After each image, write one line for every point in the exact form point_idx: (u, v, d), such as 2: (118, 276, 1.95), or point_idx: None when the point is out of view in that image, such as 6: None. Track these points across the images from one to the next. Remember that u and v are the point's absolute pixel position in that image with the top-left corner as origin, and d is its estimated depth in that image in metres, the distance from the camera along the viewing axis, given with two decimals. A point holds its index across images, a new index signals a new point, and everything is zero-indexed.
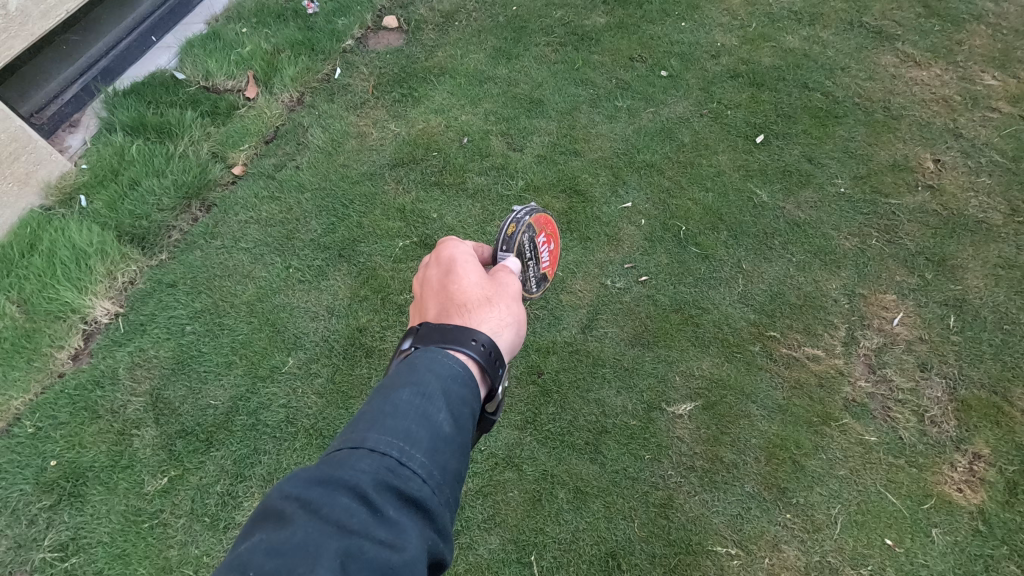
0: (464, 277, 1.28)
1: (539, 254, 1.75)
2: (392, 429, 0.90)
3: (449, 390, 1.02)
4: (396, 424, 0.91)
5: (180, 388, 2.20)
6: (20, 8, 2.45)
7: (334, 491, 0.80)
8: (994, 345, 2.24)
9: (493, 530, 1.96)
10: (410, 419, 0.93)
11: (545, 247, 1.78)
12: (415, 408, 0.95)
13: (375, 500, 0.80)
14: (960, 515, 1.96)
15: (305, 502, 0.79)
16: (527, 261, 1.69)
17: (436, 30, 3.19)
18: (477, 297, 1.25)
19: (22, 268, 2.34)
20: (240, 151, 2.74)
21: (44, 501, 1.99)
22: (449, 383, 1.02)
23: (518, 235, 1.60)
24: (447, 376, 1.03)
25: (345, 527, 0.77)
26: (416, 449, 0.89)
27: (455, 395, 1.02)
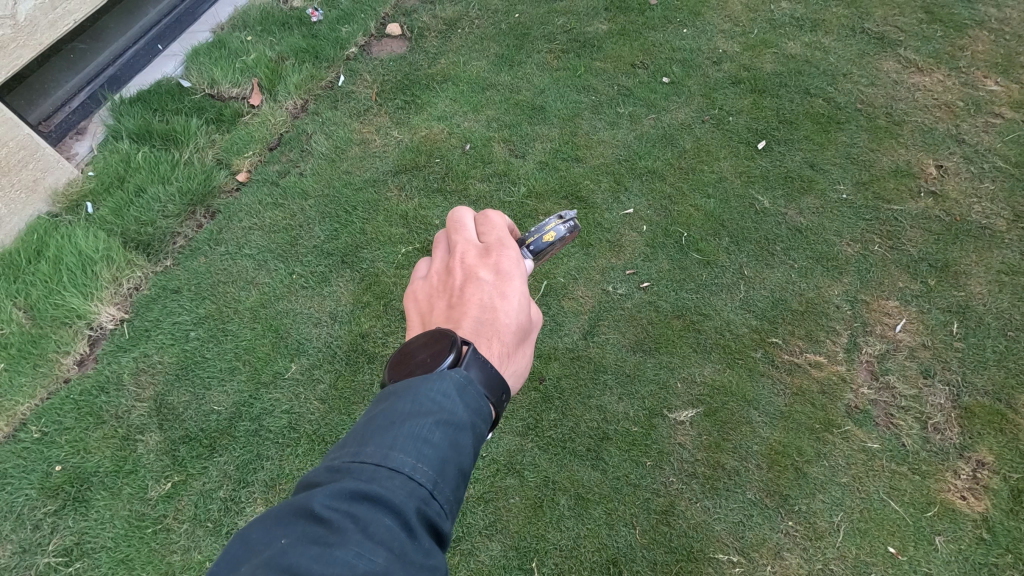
0: (510, 305, 1.16)
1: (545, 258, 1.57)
2: (430, 452, 0.84)
3: (480, 420, 0.96)
4: (433, 446, 0.86)
5: (184, 393, 2.22)
6: (29, 18, 2.49)
7: (379, 512, 0.75)
8: (997, 352, 2.23)
9: (495, 537, 1.96)
10: (446, 442, 0.87)
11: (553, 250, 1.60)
12: (451, 431, 0.89)
13: (415, 528, 0.76)
14: (963, 523, 1.95)
15: (348, 519, 0.74)
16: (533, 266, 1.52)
17: (439, 38, 3.21)
18: (517, 332, 1.16)
19: (28, 274, 2.37)
20: (244, 158, 2.77)
21: (49, 506, 2.01)
22: (485, 407, 0.98)
23: (552, 250, 1.43)
24: (480, 400, 0.98)
25: (389, 555, 0.72)
26: (450, 478, 0.84)
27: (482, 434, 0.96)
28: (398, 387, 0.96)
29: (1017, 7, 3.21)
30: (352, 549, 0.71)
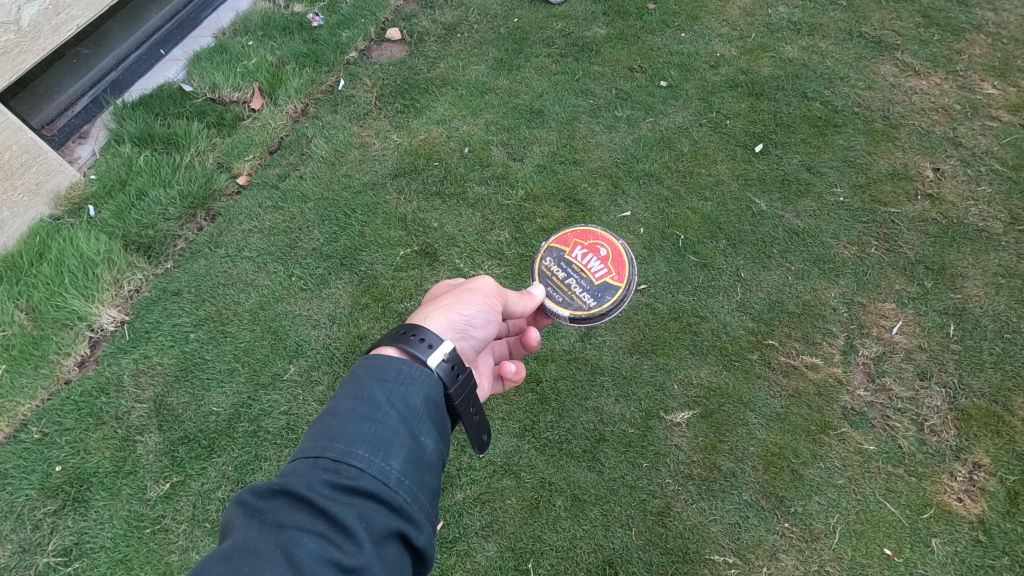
0: (436, 289, 1.61)
1: (582, 267, 1.90)
2: (332, 434, 1.06)
3: (390, 385, 1.15)
4: (335, 429, 1.07)
5: (184, 395, 2.23)
6: (33, 24, 2.51)
7: (279, 499, 0.98)
8: (994, 354, 2.23)
9: (491, 538, 1.97)
10: (350, 420, 1.08)
11: (595, 256, 1.91)
12: (354, 411, 1.10)
13: (310, 502, 0.97)
14: (960, 524, 1.95)
15: (256, 510, 0.98)
16: (568, 279, 1.89)
17: (438, 42, 3.24)
18: (437, 298, 1.50)
19: (31, 276, 2.39)
20: (245, 161, 2.79)
21: (49, 506, 2.02)
22: (390, 381, 1.15)
23: (540, 261, 1.94)
24: (387, 374, 1.16)
25: (285, 529, 0.94)
26: (355, 444, 1.04)
27: (392, 386, 1.15)
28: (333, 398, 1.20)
29: (1014, 11, 3.23)
30: (254, 529, 0.95)
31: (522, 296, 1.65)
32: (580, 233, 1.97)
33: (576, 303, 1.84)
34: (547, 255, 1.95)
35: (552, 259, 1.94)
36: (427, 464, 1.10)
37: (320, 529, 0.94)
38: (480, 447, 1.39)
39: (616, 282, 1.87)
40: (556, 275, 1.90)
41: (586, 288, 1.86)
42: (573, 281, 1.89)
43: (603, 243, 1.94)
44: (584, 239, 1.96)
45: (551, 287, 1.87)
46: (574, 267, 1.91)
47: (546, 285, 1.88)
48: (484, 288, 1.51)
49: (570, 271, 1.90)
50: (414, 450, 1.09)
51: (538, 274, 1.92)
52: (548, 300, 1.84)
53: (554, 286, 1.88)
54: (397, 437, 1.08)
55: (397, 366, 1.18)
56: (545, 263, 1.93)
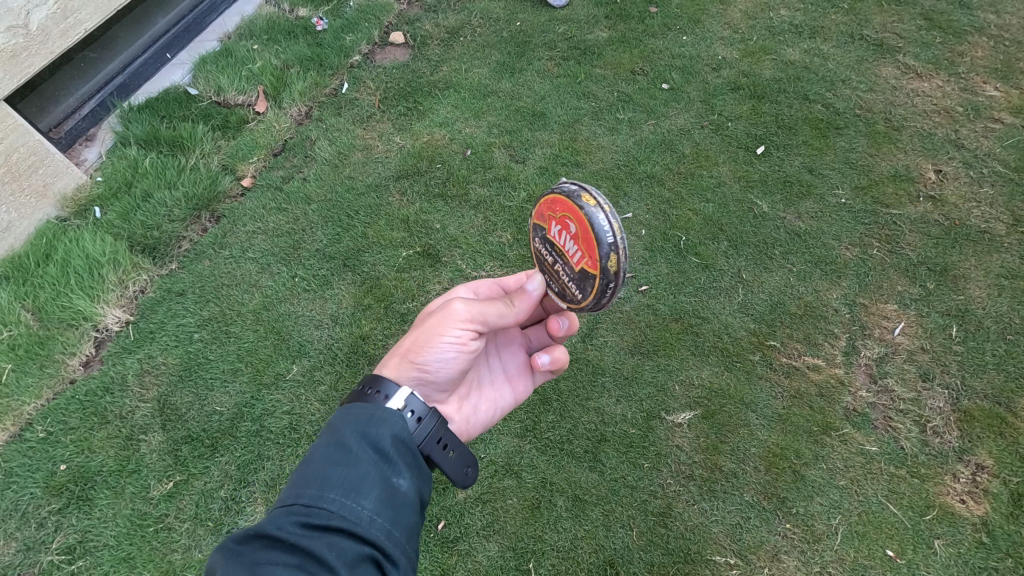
0: (430, 309, 1.57)
1: (562, 251, 1.44)
2: (309, 478, 1.11)
3: (365, 430, 1.19)
4: (312, 473, 1.12)
5: (187, 394, 2.25)
6: (42, 28, 2.55)
7: (258, 539, 1.01)
8: (997, 355, 2.23)
9: (492, 537, 1.97)
10: (326, 464, 1.13)
11: (567, 235, 1.41)
12: (329, 456, 1.14)
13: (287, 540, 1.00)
14: (963, 526, 1.94)
15: (234, 552, 1.01)
16: (557, 267, 1.49)
17: (441, 45, 3.27)
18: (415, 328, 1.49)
19: (37, 277, 2.42)
20: (249, 163, 2.81)
21: (53, 504, 2.03)
22: (364, 425, 1.20)
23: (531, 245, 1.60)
24: (362, 419, 1.22)
25: (264, 565, 0.98)
26: (330, 486, 1.09)
27: (365, 431, 1.19)
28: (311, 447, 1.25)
29: (1016, 14, 3.23)
30: (232, 570, 0.98)
31: (509, 307, 1.44)
32: (551, 200, 1.44)
33: (569, 299, 1.48)
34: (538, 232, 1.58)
35: (539, 240, 1.55)
36: (404, 503, 1.14)
37: (298, 564, 0.98)
38: (464, 484, 1.39)
39: (590, 273, 1.36)
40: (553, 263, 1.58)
41: (567, 283, 1.47)
42: (562, 269, 1.47)
43: (570, 215, 1.38)
44: (555, 209, 1.44)
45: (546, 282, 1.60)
46: (557, 251, 1.47)
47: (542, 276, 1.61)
48: (451, 318, 1.41)
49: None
50: (390, 489, 1.13)
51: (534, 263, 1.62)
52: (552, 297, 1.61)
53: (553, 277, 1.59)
54: (371, 478, 1.12)
55: (371, 411, 1.23)
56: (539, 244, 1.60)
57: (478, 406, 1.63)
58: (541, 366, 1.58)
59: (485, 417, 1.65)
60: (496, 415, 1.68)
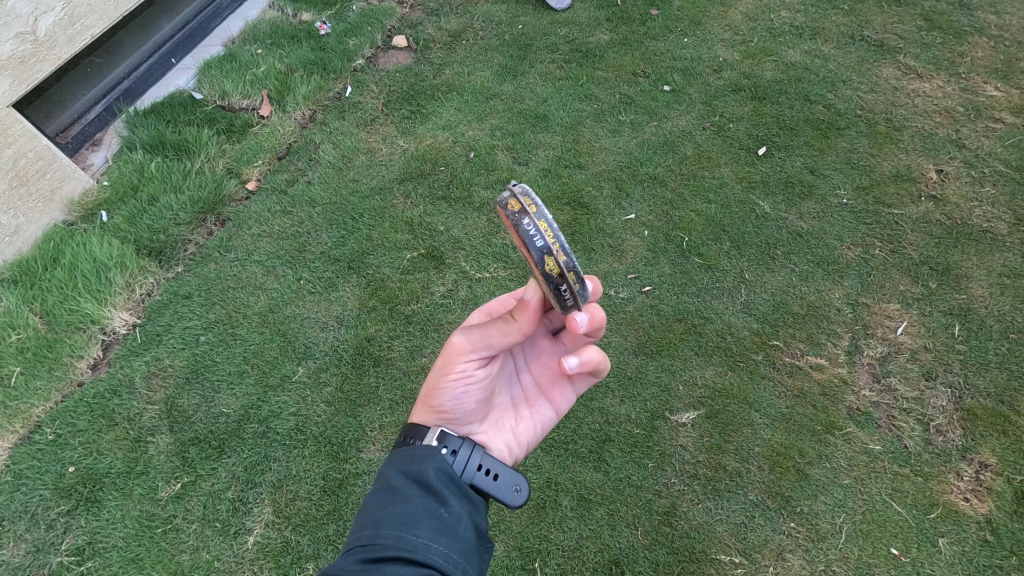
0: None
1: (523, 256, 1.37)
2: (366, 522, 1.18)
3: (407, 468, 1.28)
4: (369, 517, 1.19)
5: (194, 396, 2.27)
6: (49, 34, 2.57)
7: None
8: (1000, 354, 2.23)
9: (498, 537, 1.98)
10: (378, 506, 1.20)
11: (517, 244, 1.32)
12: (380, 499, 1.22)
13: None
14: (968, 525, 1.95)
15: None
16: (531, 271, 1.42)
17: (444, 49, 3.29)
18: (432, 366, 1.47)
19: (45, 281, 2.44)
20: (254, 166, 2.83)
21: (62, 506, 2.05)
22: (406, 465, 1.28)
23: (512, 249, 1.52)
24: (404, 460, 1.30)
25: None
26: (385, 523, 1.15)
27: (407, 468, 1.27)
28: None
29: (1016, 14, 3.24)
30: None
31: (507, 325, 1.32)
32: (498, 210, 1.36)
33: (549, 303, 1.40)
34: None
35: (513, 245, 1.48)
36: (458, 528, 1.18)
37: None
38: (518, 504, 1.32)
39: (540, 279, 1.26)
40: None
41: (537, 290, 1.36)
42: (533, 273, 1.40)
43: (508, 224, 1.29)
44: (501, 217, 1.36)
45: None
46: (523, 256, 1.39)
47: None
48: (451, 351, 1.36)
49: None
50: (441, 516, 1.18)
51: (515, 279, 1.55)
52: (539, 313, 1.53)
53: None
54: (419, 510, 1.17)
55: (412, 452, 1.32)
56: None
57: (517, 428, 1.54)
58: (571, 371, 1.39)
59: (528, 437, 1.56)
60: (541, 433, 1.59)
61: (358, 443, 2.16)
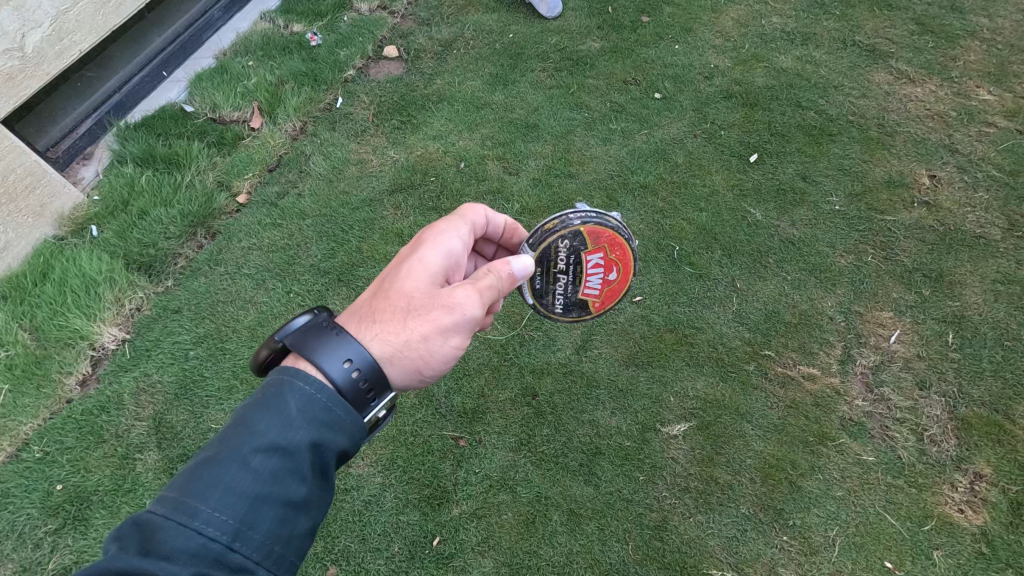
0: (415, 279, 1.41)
1: (584, 275, 1.72)
2: (245, 489, 1.03)
3: (319, 433, 1.13)
4: (250, 483, 1.04)
5: (183, 412, 2.25)
6: (37, 50, 2.58)
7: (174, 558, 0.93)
8: (994, 361, 2.21)
9: (487, 553, 1.96)
10: (267, 477, 1.05)
11: (602, 274, 1.74)
12: (273, 466, 1.06)
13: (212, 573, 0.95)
14: (962, 537, 1.92)
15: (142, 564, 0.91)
16: (558, 272, 1.71)
17: (435, 59, 3.29)
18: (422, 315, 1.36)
19: (34, 296, 2.43)
20: (244, 179, 2.83)
21: (49, 525, 2.04)
22: (319, 431, 1.13)
23: (551, 236, 1.63)
24: (319, 422, 1.14)
25: None
26: (269, 513, 1.03)
27: (320, 435, 1.13)
28: (239, 414, 1.13)
29: (1008, 17, 3.23)
30: None
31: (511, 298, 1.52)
32: (610, 235, 1.67)
33: (545, 298, 1.77)
34: (563, 230, 1.63)
35: (561, 243, 1.65)
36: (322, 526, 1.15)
37: None
38: None
39: (592, 305, 1.81)
40: (554, 264, 1.69)
41: (551, 292, 1.75)
42: (562, 281, 1.73)
43: (622, 265, 1.74)
44: (612, 247, 1.70)
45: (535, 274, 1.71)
46: (574, 269, 1.71)
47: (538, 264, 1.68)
48: (474, 317, 1.39)
49: (571, 268, 1.71)
50: (318, 517, 1.12)
51: (536, 250, 1.65)
52: (528, 286, 1.74)
53: (545, 273, 1.71)
54: (306, 511, 1.09)
55: (331, 413, 1.15)
56: (556, 243, 1.65)
57: None
58: None
59: None
60: None
61: None
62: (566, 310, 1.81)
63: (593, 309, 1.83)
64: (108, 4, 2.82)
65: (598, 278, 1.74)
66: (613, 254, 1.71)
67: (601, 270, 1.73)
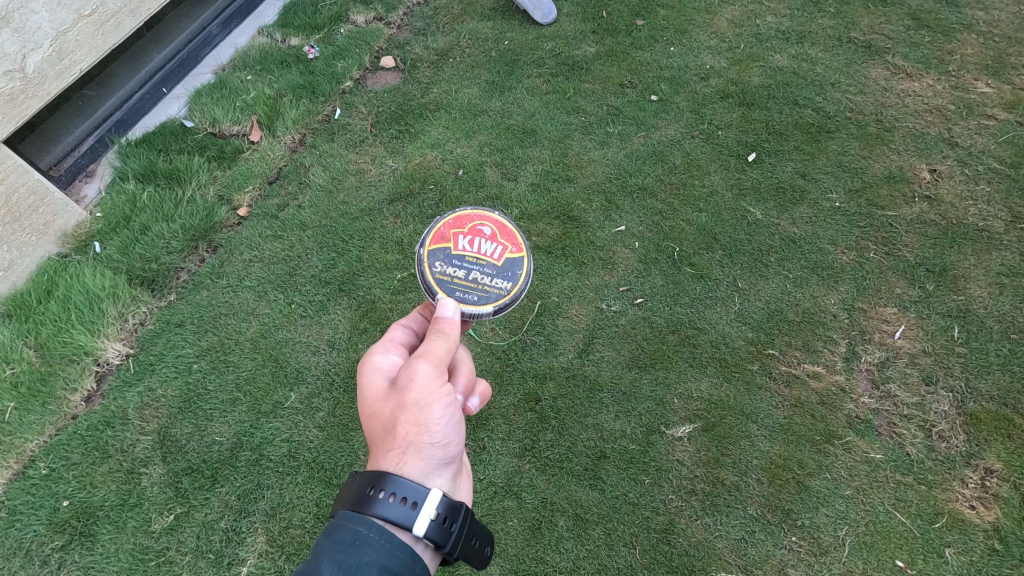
0: (371, 400, 1.39)
1: (474, 252, 1.63)
2: None
3: (349, 555, 1.07)
4: None
5: (187, 425, 2.26)
6: (38, 70, 2.61)
7: None
8: (1001, 355, 2.19)
9: (494, 560, 1.95)
10: None
11: (480, 237, 1.65)
12: None
13: None
14: (974, 534, 1.90)
15: None
16: (469, 273, 1.61)
17: (432, 68, 3.31)
18: (399, 417, 1.29)
19: (38, 313, 2.44)
20: (244, 193, 2.84)
21: (56, 542, 2.04)
22: (344, 547, 1.08)
23: (427, 275, 1.62)
24: (345, 540, 1.10)
25: None
26: None
27: (353, 558, 1.07)
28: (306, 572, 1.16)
29: (1005, 9, 3.22)
30: None
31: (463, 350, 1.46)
32: (450, 223, 1.66)
33: (494, 293, 1.60)
34: (431, 263, 1.63)
35: (438, 267, 1.62)
36: None
37: None
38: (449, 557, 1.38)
39: (514, 256, 1.65)
40: (454, 276, 1.61)
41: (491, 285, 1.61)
42: (474, 272, 1.61)
43: (480, 222, 1.67)
44: (462, 223, 1.66)
45: (458, 293, 1.59)
46: (466, 260, 1.62)
47: (453, 293, 1.60)
48: (429, 375, 1.32)
49: (465, 262, 1.62)
50: None
51: (437, 290, 1.60)
52: (468, 305, 1.58)
53: (462, 285, 1.60)
54: None
55: (356, 530, 1.12)
56: (437, 271, 1.62)
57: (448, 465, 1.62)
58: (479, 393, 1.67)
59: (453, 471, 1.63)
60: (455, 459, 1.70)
61: (351, 467, 2.16)
62: (512, 278, 1.63)
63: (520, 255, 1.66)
64: (105, 23, 2.85)
65: (491, 244, 1.65)
66: (473, 224, 1.67)
67: (480, 237, 1.65)
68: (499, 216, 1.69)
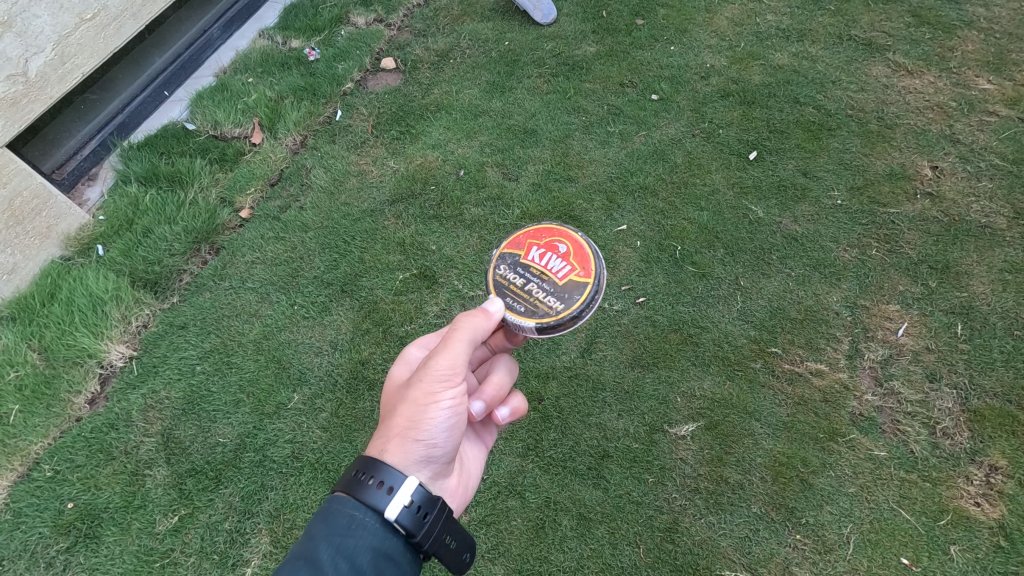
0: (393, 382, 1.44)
1: (539, 265, 1.67)
2: None
3: (342, 539, 1.15)
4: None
5: (191, 427, 2.26)
6: (40, 74, 2.62)
7: None
8: (1005, 352, 2.19)
9: (498, 560, 1.95)
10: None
11: (552, 253, 1.68)
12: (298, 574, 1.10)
13: None
14: (979, 531, 1.89)
15: None
16: (524, 283, 1.65)
17: (432, 69, 3.32)
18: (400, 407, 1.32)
19: (42, 316, 2.45)
20: (246, 195, 2.85)
21: (61, 544, 2.05)
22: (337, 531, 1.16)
23: (491, 273, 1.70)
24: (338, 525, 1.17)
25: None
26: None
27: (345, 544, 1.15)
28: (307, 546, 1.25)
29: (1005, 6, 3.22)
30: None
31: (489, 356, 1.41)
32: (530, 233, 1.73)
33: (540, 310, 1.59)
34: (499, 265, 1.70)
35: (503, 269, 1.69)
36: None
37: None
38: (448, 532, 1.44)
39: (578, 282, 1.63)
40: (513, 282, 1.66)
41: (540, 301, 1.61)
42: (529, 285, 1.64)
43: (557, 239, 1.70)
44: (540, 236, 1.72)
45: (508, 299, 1.63)
46: (530, 272, 1.66)
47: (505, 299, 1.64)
48: (436, 374, 1.32)
49: (528, 273, 1.67)
50: None
51: (493, 291, 1.67)
52: (512, 314, 1.60)
53: (515, 293, 1.64)
54: None
55: (349, 515, 1.19)
56: (499, 273, 1.69)
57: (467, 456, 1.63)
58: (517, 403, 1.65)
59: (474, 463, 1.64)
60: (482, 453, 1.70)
61: None
62: (566, 301, 1.60)
63: (584, 280, 1.63)
64: (108, 27, 2.86)
65: (560, 262, 1.66)
66: (550, 240, 1.70)
67: (553, 253, 1.68)
68: (578, 236, 1.69)
